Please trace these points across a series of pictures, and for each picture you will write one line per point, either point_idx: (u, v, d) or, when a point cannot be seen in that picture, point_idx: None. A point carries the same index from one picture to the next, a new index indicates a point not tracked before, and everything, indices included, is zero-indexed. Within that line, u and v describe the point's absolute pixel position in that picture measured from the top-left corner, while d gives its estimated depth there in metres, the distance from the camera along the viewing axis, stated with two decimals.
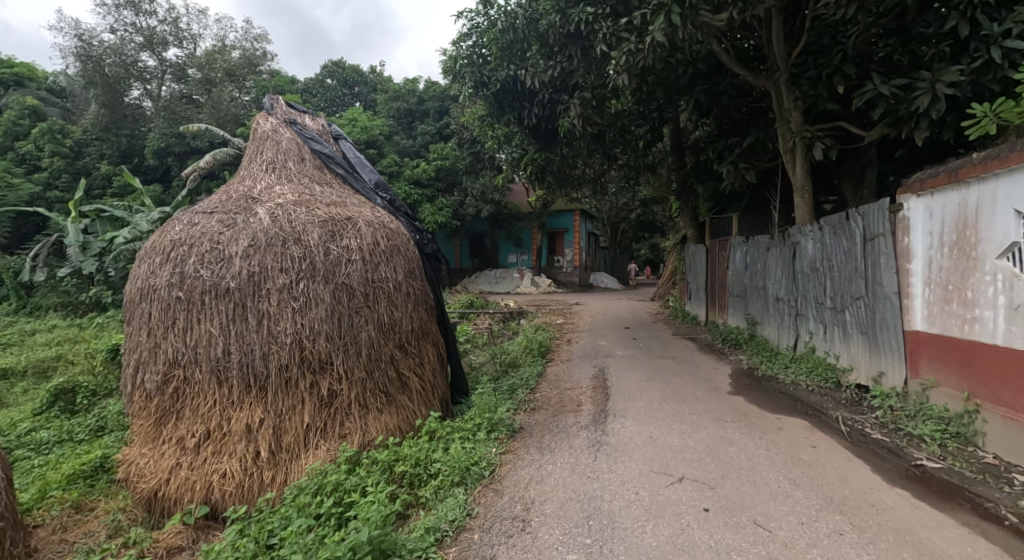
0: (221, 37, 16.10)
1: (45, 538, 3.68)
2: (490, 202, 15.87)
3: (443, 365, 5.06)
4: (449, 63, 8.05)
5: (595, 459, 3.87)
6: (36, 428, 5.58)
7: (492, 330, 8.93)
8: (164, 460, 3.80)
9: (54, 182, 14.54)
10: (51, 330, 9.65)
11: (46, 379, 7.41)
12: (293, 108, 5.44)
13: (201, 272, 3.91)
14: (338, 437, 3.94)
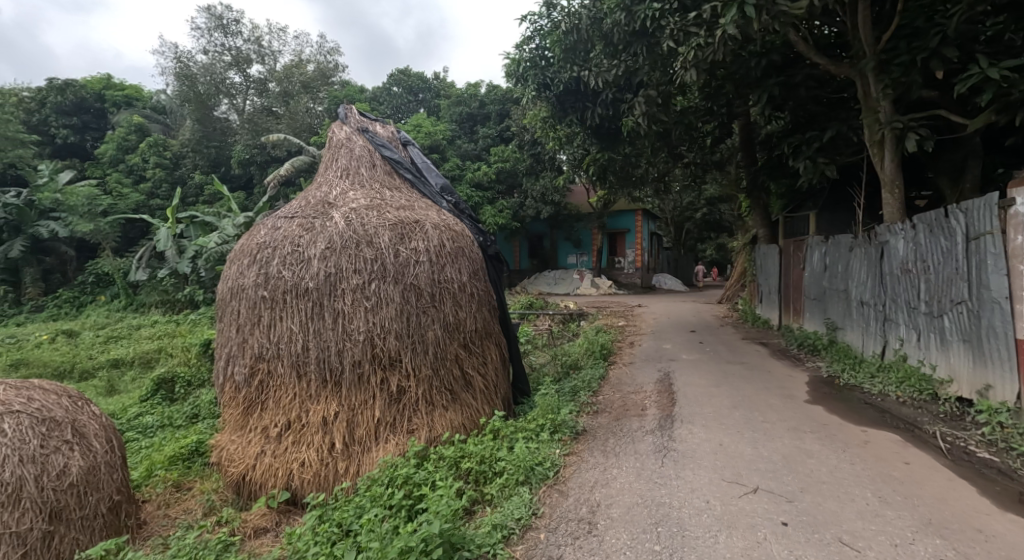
0: (298, 52, 17.05)
1: (151, 512, 4.04)
2: (550, 203, 15.84)
3: (505, 365, 5.11)
4: (511, 68, 8.11)
5: (662, 465, 3.77)
6: (143, 412, 6.15)
7: (554, 331, 8.91)
8: (250, 448, 4.07)
9: (156, 191, 15.91)
10: (154, 325, 10.56)
11: (149, 368, 8.14)
12: (365, 117, 5.68)
13: (284, 273, 4.15)
14: (406, 432, 4.07)
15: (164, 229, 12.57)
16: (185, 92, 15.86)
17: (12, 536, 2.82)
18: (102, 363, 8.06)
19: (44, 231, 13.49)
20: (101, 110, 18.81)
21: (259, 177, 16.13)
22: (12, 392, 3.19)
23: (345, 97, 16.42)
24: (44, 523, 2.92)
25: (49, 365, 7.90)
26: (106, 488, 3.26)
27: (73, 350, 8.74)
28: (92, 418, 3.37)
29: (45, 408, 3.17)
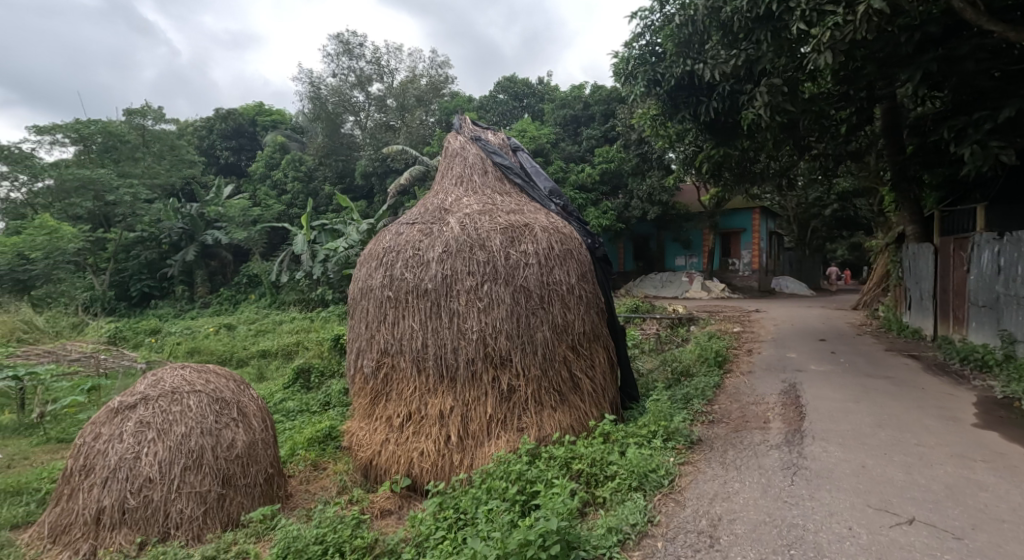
0: (412, 68, 18.07)
1: (296, 486, 4.49)
2: (657, 203, 15.22)
3: (613, 369, 5.03)
4: (619, 67, 7.92)
5: (792, 484, 3.48)
6: (285, 398, 6.85)
7: (662, 336, 8.61)
8: (377, 435, 4.37)
9: (294, 201, 17.68)
10: (293, 321, 11.73)
11: (290, 359, 9.08)
12: (477, 126, 5.85)
13: (406, 274, 4.41)
14: (516, 430, 4.14)
15: (301, 236, 13.91)
16: (317, 111, 17.54)
17: (195, 495, 3.30)
18: (253, 354, 9.11)
19: (209, 238, 15.54)
20: (252, 132, 21.28)
21: (379, 187, 17.21)
22: (192, 373, 3.70)
23: (456, 106, 17.05)
24: (219, 486, 3.39)
25: (212, 354, 9.09)
26: (263, 461, 3.67)
27: (231, 341, 9.96)
28: (252, 399, 3.80)
29: (216, 389, 3.64)
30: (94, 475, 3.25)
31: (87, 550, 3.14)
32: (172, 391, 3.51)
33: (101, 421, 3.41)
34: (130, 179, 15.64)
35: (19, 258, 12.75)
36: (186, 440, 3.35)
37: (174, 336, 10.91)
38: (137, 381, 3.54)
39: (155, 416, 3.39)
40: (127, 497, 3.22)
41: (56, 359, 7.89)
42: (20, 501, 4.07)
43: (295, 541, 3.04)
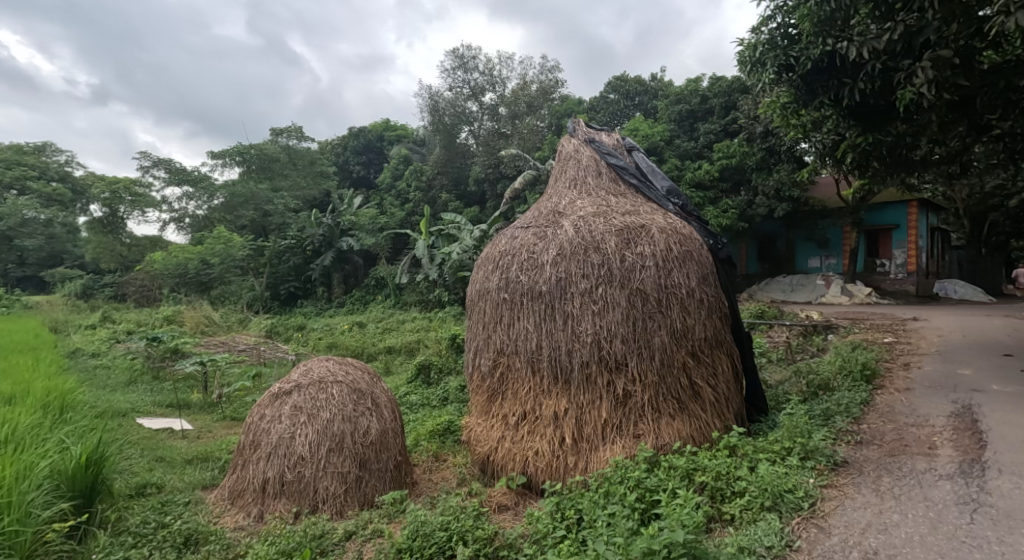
0: (523, 75, 18.04)
1: (420, 474, 4.71)
2: (787, 200, 13.92)
3: (738, 378, 4.66)
4: (744, 55, 7.32)
5: (972, 522, 2.96)
6: (409, 392, 7.23)
7: (793, 345, 7.87)
8: (493, 433, 4.42)
9: (416, 209, 18.70)
10: (413, 320, 12.38)
11: (412, 356, 9.60)
12: (590, 127, 5.68)
13: (521, 277, 4.40)
14: (633, 436, 3.98)
15: (421, 242, 14.61)
16: (435, 123, 18.35)
17: (337, 474, 3.57)
18: (380, 349, 9.76)
19: (344, 244, 17.00)
20: (380, 146, 22.87)
21: (491, 193, 17.57)
22: (335, 365, 4.02)
23: (567, 109, 17.00)
24: (356, 469, 3.64)
25: (347, 349, 9.90)
26: (392, 449, 3.88)
27: (363, 337, 10.77)
28: (384, 391, 4.03)
29: (353, 380, 3.91)
30: (259, 450, 3.64)
31: (255, 514, 3.51)
32: (319, 380, 3.83)
33: (264, 403, 3.80)
34: (279, 193, 17.86)
35: (202, 263, 16.25)
36: (330, 425, 3.64)
37: (316, 332, 12.06)
38: (292, 369, 3.91)
39: (306, 402, 3.71)
40: (284, 472, 3.56)
41: (226, 349, 9.10)
42: (208, 466, 4.72)
43: (422, 526, 3.14)
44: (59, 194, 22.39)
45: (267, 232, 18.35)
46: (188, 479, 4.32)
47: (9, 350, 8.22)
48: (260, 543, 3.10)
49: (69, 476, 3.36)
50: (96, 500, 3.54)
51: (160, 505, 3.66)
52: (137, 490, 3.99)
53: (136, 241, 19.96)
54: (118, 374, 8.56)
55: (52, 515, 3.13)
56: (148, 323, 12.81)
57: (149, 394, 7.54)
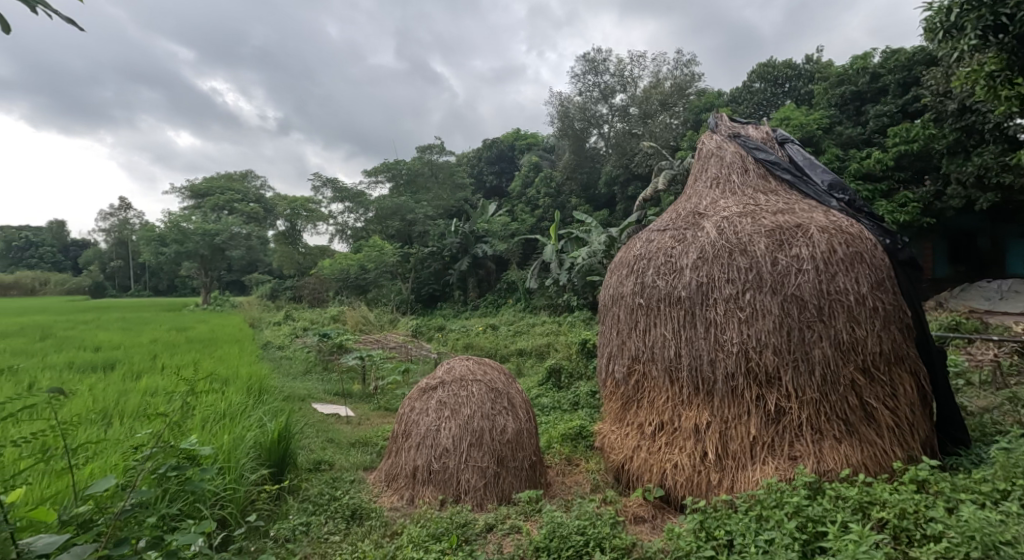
0: (656, 73, 16.44)
1: (554, 476, 4.56)
2: (992, 189, 11.28)
3: (927, 401, 3.82)
4: (931, 22, 6.20)
5: None
6: (540, 395, 7.13)
7: (1004, 366, 6.42)
8: (626, 441, 4.07)
9: (546, 215, 18.65)
10: (543, 324, 12.32)
11: (543, 359, 9.53)
12: (735, 121, 4.91)
13: (657, 282, 3.96)
14: (788, 458, 3.44)
15: (550, 247, 14.27)
16: (564, 129, 17.85)
17: (477, 468, 3.58)
18: (512, 351, 9.88)
19: (479, 250, 17.55)
20: (511, 155, 23.42)
21: (621, 196, 16.87)
22: (474, 364, 4.04)
23: (707, 104, 14.82)
24: (494, 465, 3.61)
25: (482, 350, 10.17)
26: (528, 448, 3.79)
27: (496, 339, 11.03)
28: (519, 392, 3.95)
29: (491, 379, 3.89)
30: (410, 439, 3.77)
31: (407, 498, 3.62)
32: (461, 377, 3.87)
33: (414, 397, 3.93)
34: (421, 204, 19.11)
35: (360, 268, 17.96)
36: (471, 421, 3.65)
37: (454, 332, 12.61)
38: (437, 366, 4.00)
39: (449, 398, 3.77)
40: (431, 461, 3.64)
41: (380, 346, 9.85)
42: (368, 449, 5.04)
43: (560, 527, 2.97)
44: (253, 211, 26.30)
45: (411, 241, 19.61)
46: (353, 459, 4.62)
47: (219, 340, 9.73)
48: (412, 525, 3.18)
49: (264, 447, 3.81)
50: (287, 469, 3.94)
51: (332, 480, 3.93)
52: (314, 465, 4.37)
53: (309, 250, 22.62)
54: (298, 363, 9.73)
55: (257, 479, 3.57)
56: (320, 320, 14.49)
57: (323, 383, 8.39)
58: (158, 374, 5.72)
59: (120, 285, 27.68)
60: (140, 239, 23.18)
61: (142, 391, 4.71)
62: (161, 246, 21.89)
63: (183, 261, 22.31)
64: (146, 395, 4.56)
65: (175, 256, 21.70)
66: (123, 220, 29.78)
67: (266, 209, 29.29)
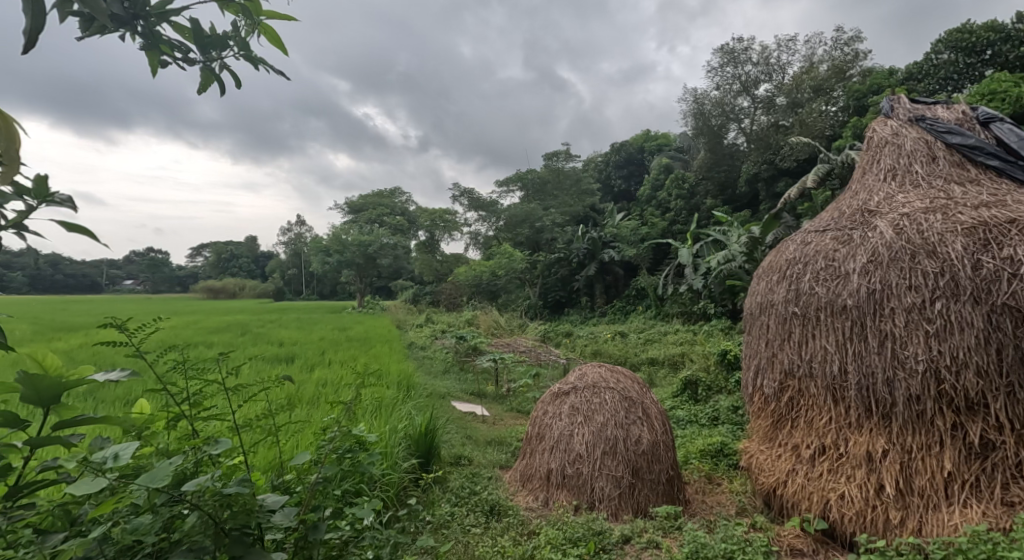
0: (810, 57, 13.95)
1: (692, 494, 3.88)
2: None
3: None
4: None
5: None
6: (673, 407, 6.21)
7: None
8: (780, 463, 3.26)
9: (677, 218, 16.89)
10: (676, 333, 11.48)
11: (677, 370, 8.65)
12: (919, 103, 3.79)
13: (816, 289, 3.13)
14: (998, 501, 2.56)
15: (684, 252, 12.72)
16: (699, 127, 15.39)
17: (612, 477, 3.42)
18: (642, 360, 9.09)
19: (607, 256, 16.86)
20: (640, 158, 22.10)
21: (765, 193, 14.50)
22: (607, 371, 3.89)
23: (872, 85, 11.84)
24: (629, 476, 3.43)
25: (611, 358, 9.76)
26: (665, 462, 3.57)
27: (626, 346, 10.53)
28: (654, 403, 3.76)
29: (625, 388, 3.74)
30: (544, 442, 3.73)
31: (542, 499, 3.56)
32: (593, 384, 3.76)
33: (547, 401, 3.88)
34: (548, 211, 19.45)
35: (492, 275, 18.88)
36: (604, 429, 3.53)
37: (582, 338, 12.44)
38: (569, 372, 3.91)
39: (582, 404, 3.68)
40: (565, 465, 3.55)
41: (512, 349, 10.17)
42: (503, 448, 5.22)
43: (703, 548, 2.73)
44: (398, 222, 28.77)
45: (539, 247, 19.90)
46: (490, 457, 4.78)
47: (372, 339, 10.75)
48: (549, 526, 3.13)
49: (412, 438, 4.08)
50: (433, 461, 4.17)
51: (471, 475, 4.04)
52: (456, 459, 4.56)
53: (445, 258, 24.16)
54: (438, 363, 10.33)
55: (409, 467, 3.86)
56: (456, 324, 15.20)
57: (459, 382, 8.84)
58: (328, 367, 6.54)
59: (296, 289, 31.82)
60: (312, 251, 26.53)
61: (317, 382, 5.39)
62: (328, 255, 24.80)
63: (344, 268, 25.04)
64: (320, 385, 5.21)
65: (337, 264, 24.42)
66: (299, 235, 34.39)
67: (413, 221, 31.66)
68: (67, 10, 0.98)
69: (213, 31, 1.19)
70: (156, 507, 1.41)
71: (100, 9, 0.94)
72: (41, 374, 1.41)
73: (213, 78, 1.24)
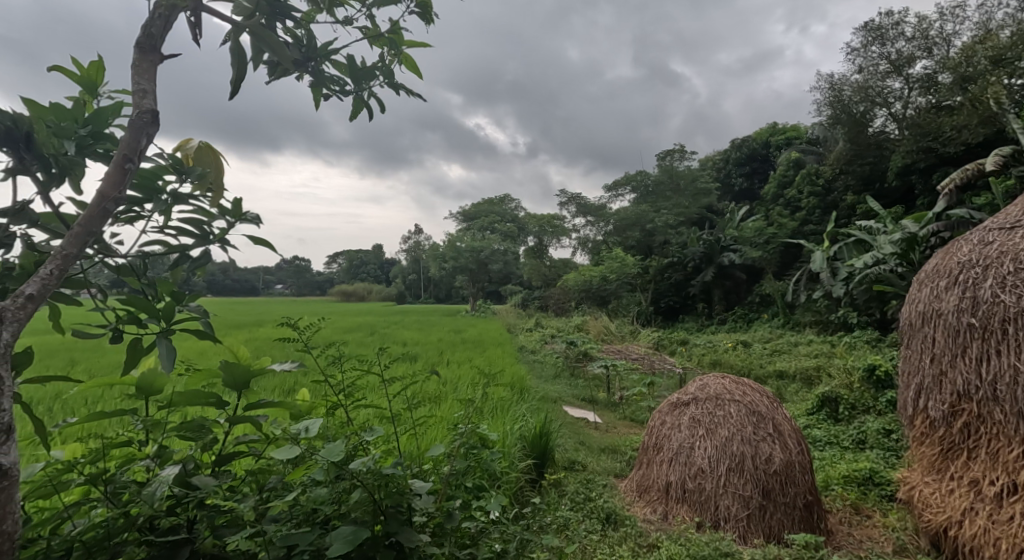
0: (983, 24, 12.13)
1: (835, 525, 3.56)
2: None
3: None
4: None
5: None
6: (809, 426, 5.71)
7: None
8: (953, 499, 2.89)
9: (810, 217, 15.53)
10: (811, 344, 10.53)
11: (811, 385, 7.91)
12: None
13: (1002, 298, 2.74)
14: None
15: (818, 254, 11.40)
16: (837, 116, 13.75)
17: (739, 497, 3.24)
18: (770, 373, 8.46)
19: (726, 259, 15.98)
20: (767, 153, 20.30)
21: (922, 187, 12.91)
22: (731, 383, 3.68)
23: None
24: (760, 496, 3.22)
25: (732, 368, 9.19)
26: (802, 485, 3.30)
27: (749, 357, 9.84)
28: (787, 418, 3.49)
29: (752, 401, 3.52)
30: (663, 453, 3.63)
31: (661, 512, 3.44)
32: (716, 396, 3.59)
33: (664, 410, 3.79)
34: (661, 213, 18.71)
35: (603, 279, 18.75)
36: (729, 444, 3.35)
37: (699, 347, 11.84)
38: (689, 382, 3.78)
39: (703, 416, 3.53)
40: (686, 479, 3.43)
41: (624, 356, 10.02)
42: (617, 457, 5.16)
43: None
44: (510, 228, 29.53)
45: (652, 252, 19.30)
46: (605, 465, 4.76)
47: (485, 342, 11.13)
48: (671, 541, 3.03)
49: (528, 439, 4.16)
50: (548, 463, 4.20)
51: (586, 481, 4.04)
52: (569, 464, 4.58)
53: (553, 263, 24.21)
54: (549, 367, 10.41)
55: (524, 467, 3.95)
56: (566, 329, 15.23)
57: (571, 388, 8.83)
58: (447, 367, 6.90)
59: (416, 293, 33.91)
60: (430, 257, 28.01)
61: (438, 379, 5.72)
62: (444, 261, 26.17)
63: (458, 273, 26.23)
64: (442, 382, 5.53)
65: (453, 269, 25.64)
66: (419, 242, 36.40)
67: (524, 227, 32.23)
68: (262, 61, 1.16)
69: (366, 64, 1.31)
70: (329, 482, 1.60)
71: (286, 56, 1.10)
72: (238, 362, 1.70)
73: (365, 106, 1.36)
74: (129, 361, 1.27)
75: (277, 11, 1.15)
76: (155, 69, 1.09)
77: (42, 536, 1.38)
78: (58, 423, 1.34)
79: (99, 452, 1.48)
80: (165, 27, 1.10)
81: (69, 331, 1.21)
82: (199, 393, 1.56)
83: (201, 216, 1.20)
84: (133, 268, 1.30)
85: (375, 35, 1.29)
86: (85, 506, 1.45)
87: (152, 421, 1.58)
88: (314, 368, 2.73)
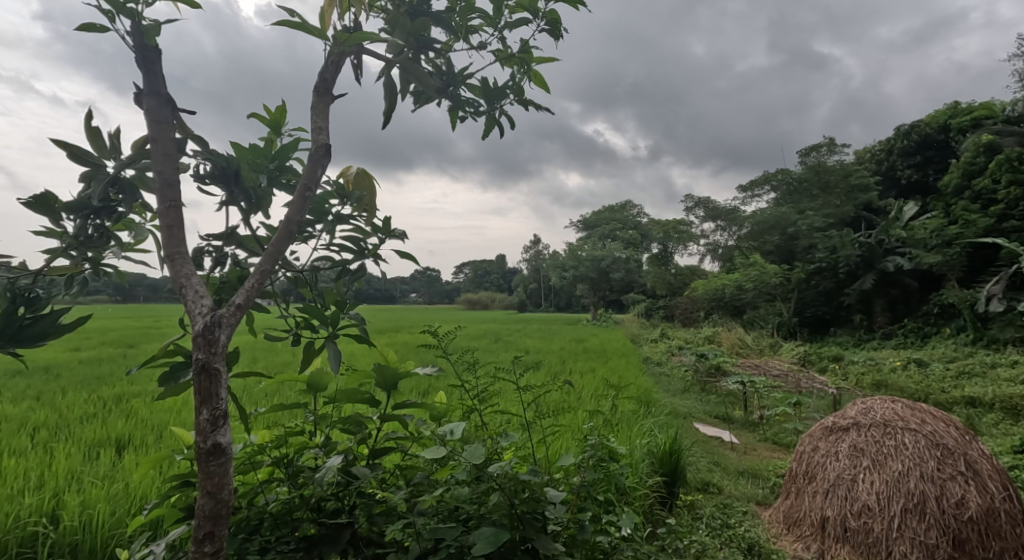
0: None
1: None
2: None
3: None
4: None
5: None
6: (1019, 468, 4.79)
7: None
8: None
9: (1010, 211, 12.82)
10: (1014, 367, 8.87)
11: (1019, 417, 6.63)
12: None
13: None
14: None
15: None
16: None
17: (920, 544, 2.81)
18: (957, 399, 7.27)
19: (890, 265, 14.09)
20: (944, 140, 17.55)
21: None
22: (903, 409, 3.24)
23: None
24: (949, 546, 2.78)
25: (901, 391, 8.06)
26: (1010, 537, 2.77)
27: (925, 379, 8.54)
28: (983, 455, 2.99)
29: (933, 432, 3.07)
30: (816, 483, 3.26)
31: (815, 551, 3.07)
32: (884, 423, 3.19)
33: (817, 436, 3.45)
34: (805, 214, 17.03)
35: (738, 288, 17.55)
36: (904, 480, 2.95)
37: (857, 364, 10.54)
38: (848, 406, 3.41)
39: (868, 445, 3.14)
40: (846, 516, 3.03)
41: (763, 372, 9.27)
42: (758, 482, 4.80)
43: None
44: (632, 236, 28.82)
45: (794, 257, 17.67)
46: (743, 490, 4.44)
47: (608, 352, 10.98)
48: None
49: (657, 456, 3.96)
50: (679, 482, 3.95)
51: (723, 506, 3.78)
52: (703, 485, 4.34)
53: (679, 270, 23.14)
54: (677, 381, 9.91)
55: (652, 484, 3.78)
56: (694, 341, 14.49)
57: (703, 404, 8.36)
58: (571, 376, 6.91)
59: (536, 302, 34.50)
60: (551, 267, 28.29)
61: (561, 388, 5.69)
62: (565, 270, 26.24)
63: (579, 283, 26.17)
64: (566, 390, 5.50)
65: (574, 278, 25.67)
66: (539, 252, 37.04)
67: (645, 234, 31.50)
68: (405, 90, 1.27)
69: (497, 85, 1.38)
70: (471, 482, 1.69)
71: (428, 84, 1.20)
72: (388, 365, 1.87)
73: (497, 125, 1.42)
74: (304, 360, 1.46)
75: (422, 45, 1.25)
76: (328, 108, 1.25)
77: (241, 506, 1.63)
78: (254, 411, 1.57)
79: (282, 439, 1.71)
80: (335, 69, 1.25)
81: (261, 333, 1.42)
82: (358, 391, 1.75)
83: (360, 235, 1.36)
84: (307, 279, 1.51)
85: (506, 57, 1.35)
86: (273, 483, 1.69)
87: (321, 415, 1.79)
88: (450, 373, 2.88)
